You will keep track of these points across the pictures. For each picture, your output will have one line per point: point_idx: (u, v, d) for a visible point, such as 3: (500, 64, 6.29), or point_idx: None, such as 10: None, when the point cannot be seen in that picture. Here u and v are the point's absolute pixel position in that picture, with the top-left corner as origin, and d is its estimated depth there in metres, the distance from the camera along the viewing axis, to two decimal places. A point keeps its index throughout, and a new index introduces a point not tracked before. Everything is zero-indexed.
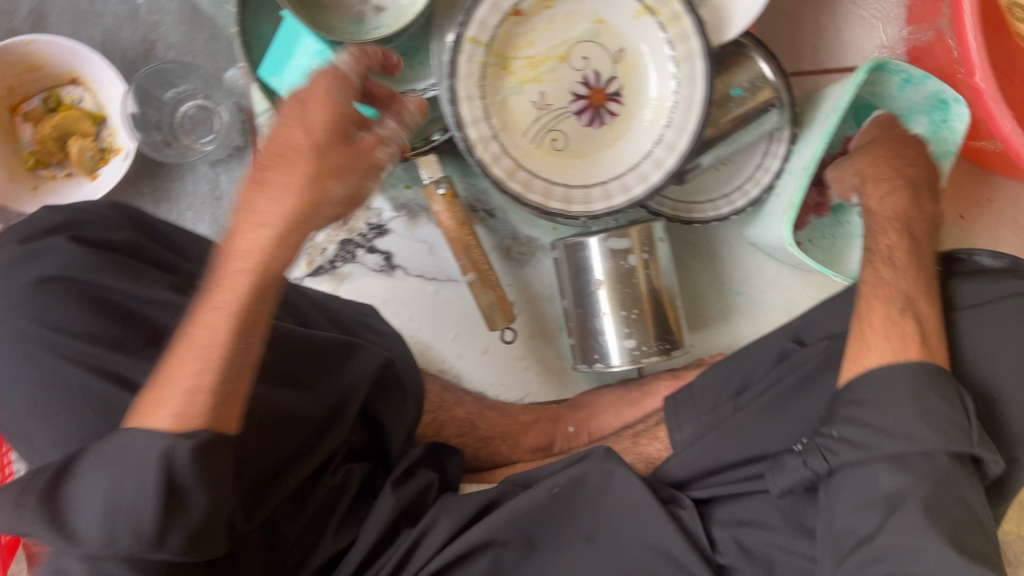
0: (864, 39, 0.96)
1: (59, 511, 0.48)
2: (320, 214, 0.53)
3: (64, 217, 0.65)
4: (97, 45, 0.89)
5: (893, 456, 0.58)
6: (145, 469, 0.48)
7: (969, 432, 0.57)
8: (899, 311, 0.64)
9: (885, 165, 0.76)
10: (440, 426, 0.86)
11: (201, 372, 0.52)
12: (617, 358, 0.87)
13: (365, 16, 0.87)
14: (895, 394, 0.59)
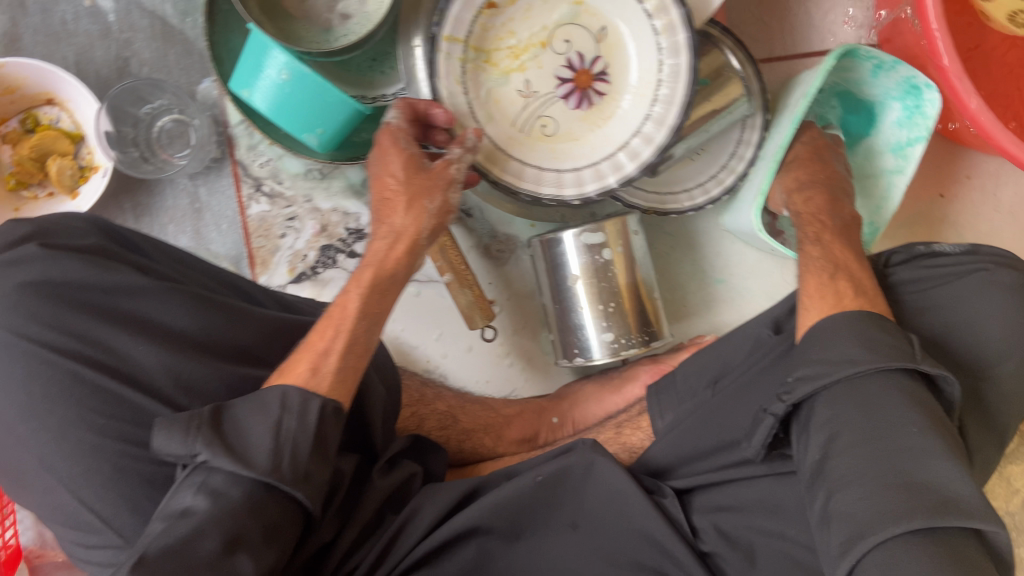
0: (833, 22, 0.96)
1: (224, 438, 0.51)
2: (424, 230, 0.66)
3: (31, 228, 0.61)
4: (71, 65, 0.91)
5: (847, 381, 0.57)
6: (304, 412, 0.54)
7: (910, 350, 0.58)
8: (831, 274, 0.69)
9: (816, 170, 0.84)
10: (421, 420, 0.85)
11: (329, 347, 0.60)
12: (597, 352, 0.87)
13: (332, 24, 0.88)
14: (836, 335, 0.60)
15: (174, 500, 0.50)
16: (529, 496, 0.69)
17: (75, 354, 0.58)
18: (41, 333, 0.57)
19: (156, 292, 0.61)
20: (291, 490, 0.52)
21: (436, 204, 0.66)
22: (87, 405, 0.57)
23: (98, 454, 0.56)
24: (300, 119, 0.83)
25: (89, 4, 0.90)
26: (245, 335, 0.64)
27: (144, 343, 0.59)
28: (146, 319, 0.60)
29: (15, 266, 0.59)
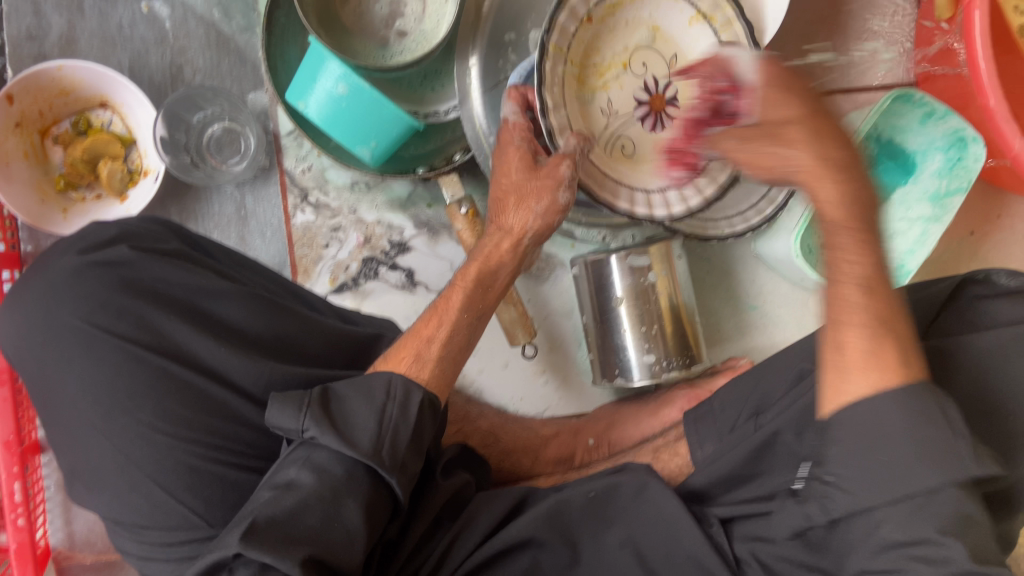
0: (874, 60, 0.98)
1: (332, 417, 0.53)
2: (530, 231, 0.68)
3: (115, 231, 0.64)
4: (125, 69, 0.92)
5: (892, 498, 0.47)
6: (407, 402, 0.56)
7: (964, 457, 0.47)
8: (871, 341, 0.51)
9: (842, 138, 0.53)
10: (466, 436, 0.87)
11: (434, 335, 0.63)
12: (637, 374, 0.88)
13: (388, 40, 0.90)
14: (881, 437, 0.48)
15: (283, 472, 0.52)
16: (580, 508, 0.70)
17: (155, 349, 0.59)
18: (124, 328, 0.59)
19: (233, 295, 0.63)
20: (388, 477, 0.52)
21: (533, 216, 0.67)
22: (165, 405, 0.58)
23: (180, 451, 0.57)
24: (355, 130, 0.83)
25: (146, 10, 0.91)
26: (311, 343, 0.65)
27: (221, 343, 0.60)
28: (222, 320, 0.62)
29: (107, 266, 0.61)
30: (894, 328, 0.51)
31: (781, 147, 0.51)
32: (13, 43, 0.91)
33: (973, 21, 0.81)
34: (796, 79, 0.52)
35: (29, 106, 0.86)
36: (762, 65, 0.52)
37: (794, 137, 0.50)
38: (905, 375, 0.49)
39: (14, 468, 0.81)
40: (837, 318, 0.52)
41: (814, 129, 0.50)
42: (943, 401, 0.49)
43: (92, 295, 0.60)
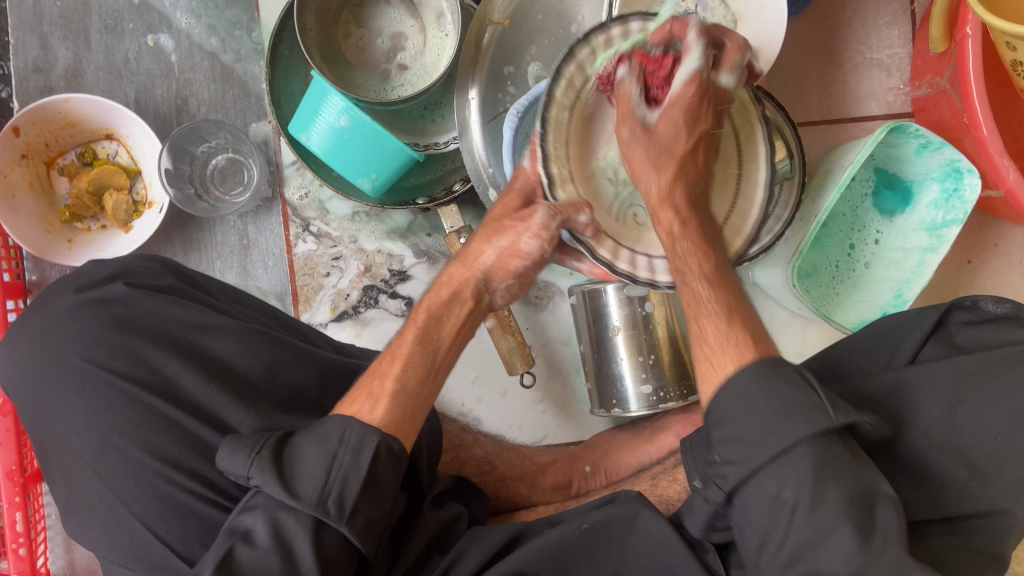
0: (871, 91, 0.99)
1: (280, 468, 0.56)
2: (481, 268, 0.67)
3: (113, 270, 0.70)
4: (131, 102, 0.93)
5: (770, 456, 0.50)
6: (359, 450, 0.56)
7: (822, 405, 0.51)
8: (727, 321, 0.57)
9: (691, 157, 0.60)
10: (462, 464, 0.87)
11: (389, 371, 0.64)
12: (635, 404, 0.89)
13: (390, 74, 0.91)
14: (752, 407, 0.52)
15: (243, 518, 0.56)
16: (576, 542, 0.70)
17: (146, 385, 0.63)
18: (119, 364, 0.64)
19: (224, 329, 0.66)
20: (338, 524, 0.54)
21: (490, 250, 0.67)
22: (152, 441, 0.62)
23: (167, 488, 0.61)
24: (355, 162, 0.85)
25: (151, 43, 0.93)
26: (304, 376, 0.67)
27: (209, 378, 0.64)
28: (214, 354, 0.66)
29: (102, 303, 0.67)
30: (755, 338, 0.57)
31: (659, 164, 0.59)
32: (20, 76, 0.92)
33: (967, 54, 0.81)
34: (716, 104, 0.59)
35: (35, 138, 0.88)
36: (688, 89, 0.57)
37: (670, 165, 0.59)
38: (760, 350, 0.55)
39: (15, 499, 0.81)
40: (694, 313, 0.59)
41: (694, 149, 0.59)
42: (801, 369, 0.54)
43: (89, 332, 0.66)
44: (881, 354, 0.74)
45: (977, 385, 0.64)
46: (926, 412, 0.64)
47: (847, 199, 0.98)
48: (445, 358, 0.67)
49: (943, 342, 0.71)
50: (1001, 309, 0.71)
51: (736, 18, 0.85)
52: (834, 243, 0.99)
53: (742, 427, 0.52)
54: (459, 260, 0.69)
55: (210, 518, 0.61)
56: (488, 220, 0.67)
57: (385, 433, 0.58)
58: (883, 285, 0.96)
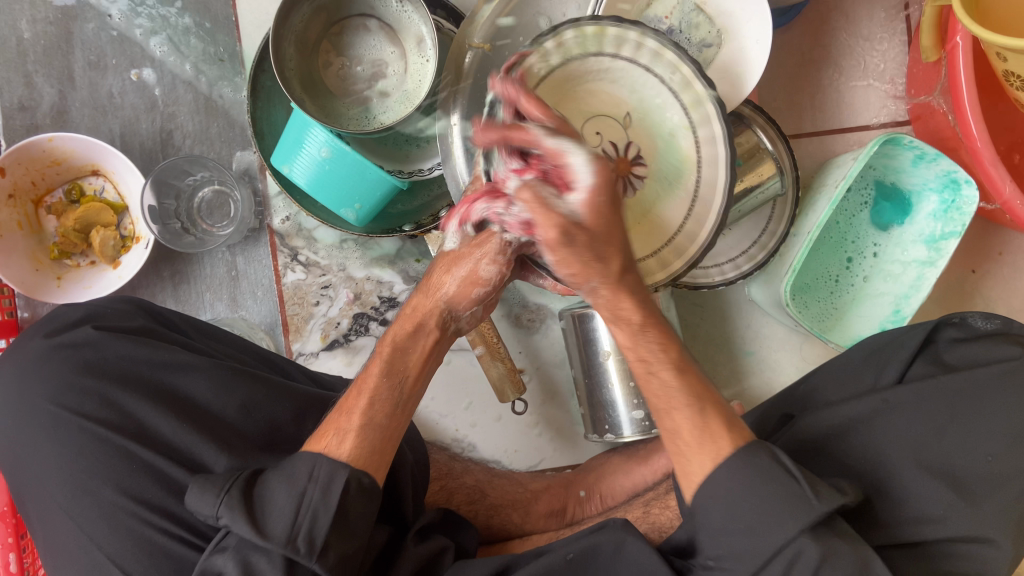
0: (866, 99, 0.97)
1: (249, 505, 0.55)
2: (446, 299, 0.66)
3: (82, 313, 0.72)
4: (116, 137, 0.93)
5: (766, 560, 0.51)
6: (329, 486, 0.56)
7: (804, 495, 0.51)
8: (688, 406, 0.56)
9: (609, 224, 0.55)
10: (450, 493, 0.87)
11: (354, 404, 0.63)
12: (628, 429, 0.87)
13: (371, 101, 0.90)
14: (739, 506, 0.52)
15: (215, 561, 0.55)
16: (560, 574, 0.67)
17: (117, 427, 0.64)
18: (91, 408, 0.65)
19: (196, 368, 0.68)
20: (308, 563, 0.53)
21: (452, 279, 0.64)
22: (125, 482, 0.63)
23: (144, 530, 0.62)
24: (338, 193, 0.84)
25: (135, 78, 0.93)
26: (280, 411, 0.68)
27: (181, 418, 0.65)
28: (185, 393, 0.67)
29: (72, 347, 0.68)
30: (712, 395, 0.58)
31: (598, 266, 0.55)
32: (6, 115, 0.93)
33: (958, 64, 0.79)
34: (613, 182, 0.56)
35: (21, 177, 0.88)
36: (597, 174, 0.53)
37: (614, 264, 0.56)
38: (734, 435, 0.55)
39: (8, 539, 0.82)
40: (665, 406, 0.58)
41: (614, 240, 0.55)
42: (776, 448, 0.55)
43: (60, 377, 0.67)
44: (869, 375, 0.72)
45: (967, 403, 0.62)
46: (916, 437, 0.62)
47: (845, 213, 0.96)
48: (414, 388, 0.66)
49: (932, 361, 0.68)
50: (990, 324, 0.69)
51: (722, 32, 0.82)
52: (831, 255, 0.96)
53: (732, 520, 0.52)
54: (421, 290, 0.67)
55: (187, 559, 0.61)
56: (447, 250, 0.65)
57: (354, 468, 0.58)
58: (881, 300, 0.94)
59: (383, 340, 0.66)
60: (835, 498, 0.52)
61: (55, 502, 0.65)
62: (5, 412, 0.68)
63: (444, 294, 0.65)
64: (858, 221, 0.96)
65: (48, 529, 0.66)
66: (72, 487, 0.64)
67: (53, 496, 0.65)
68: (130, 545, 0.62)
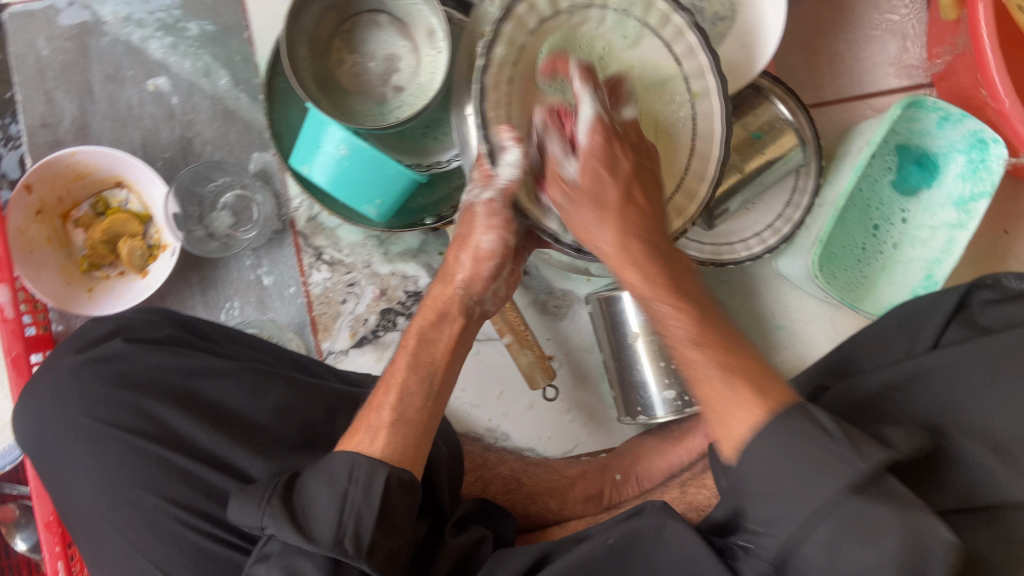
0: (886, 64, 0.95)
1: (292, 511, 0.55)
2: (458, 286, 0.69)
3: (111, 327, 0.73)
4: (137, 148, 0.94)
5: (803, 525, 0.47)
6: (372, 486, 0.55)
7: (842, 446, 0.47)
8: (724, 378, 0.52)
9: (598, 179, 0.60)
10: (486, 483, 0.88)
11: (385, 400, 0.64)
12: (661, 410, 0.87)
13: (386, 96, 0.90)
14: (777, 470, 0.47)
15: (258, 568, 0.55)
16: (600, 560, 0.66)
17: (153, 437, 0.65)
18: (125, 419, 0.66)
19: (227, 375, 0.69)
20: (357, 562, 0.53)
21: (460, 264, 0.69)
22: (163, 491, 0.64)
23: (189, 535, 0.62)
24: (357, 188, 0.84)
25: (152, 88, 0.94)
26: (311, 411, 0.69)
27: (214, 426, 0.65)
28: (215, 397, 0.68)
29: (102, 361, 0.69)
30: (734, 347, 0.53)
31: (599, 218, 0.60)
32: (29, 133, 0.93)
33: (979, 22, 0.78)
34: (636, 134, 0.62)
35: (48, 193, 0.89)
36: (630, 125, 0.62)
37: (612, 218, 0.59)
38: (773, 399, 0.50)
39: (56, 549, 0.83)
40: (694, 380, 0.54)
41: (653, 184, 0.61)
42: (813, 408, 0.50)
43: (92, 392, 0.68)
44: (903, 341, 0.71)
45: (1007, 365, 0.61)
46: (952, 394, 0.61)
47: (868, 179, 0.94)
48: (443, 380, 0.67)
49: (966, 324, 0.67)
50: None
51: (736, 4, 0.81)
52: (859, 224, 0.94)
53: (769, 483, 0.48)
54: (441, 279, 0.71)
55: (230, 560, 0.62)
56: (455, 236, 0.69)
57: (395, 467, 0.58)
58: (912, 266, 0.92)
59: (407, 334, 0.69)
60: (879, 454, 0.47)
61: (99, 512, 0.66)
62: (45, 425, 0.70)
63: (460, 282, 0.69)
64: (881, 186, 0.94)
65: (93, 539, 0.67)
66: (113, 499, 0.65)
67: (96, 507, 0.66)
68: (176, 546, 0.63)
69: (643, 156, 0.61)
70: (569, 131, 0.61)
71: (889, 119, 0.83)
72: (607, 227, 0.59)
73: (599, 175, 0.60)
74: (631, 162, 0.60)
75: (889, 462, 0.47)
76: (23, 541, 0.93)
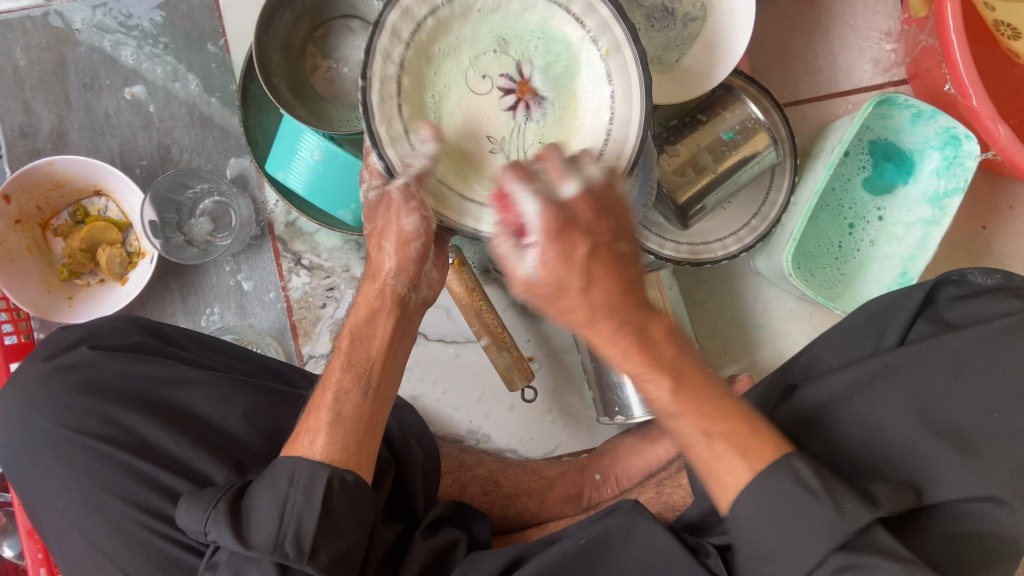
0: (862, 60, 0.95)
1: (236, 519, 0.56)
2: (390, 273, 0.64)
3: (80, 334, 0.74)
4: (116, 156, 0.95)
5: (807, 575, 0.52)
6: (313, 495, 0.56)
7: (835, 514, 0.51)
8: (707, 438, 0.52)
9: (568, 281, 0.48)
10: (463, 485, 0.87)
11: (321, 402, 0.62)
12: (637, 410, 0.86)
13: (360, 101, 0.90)
14: (769, 524, 0.52)
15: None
16: (574, 559, 0.66)
17: (120, 444, 0.66)
18: (92, 426, 0.67)
19: (194, 382, 0.69)
20: (299, 566, 0.54)
21: (388, 257, 0.64)
22: (130, 498, 0.64)
23: (155, 542, 0.63)
24: (333, 196, 0.84)
25: (129, 96, 0.94)
26: (280, 419, 0.70)
27: (182, 433, 0.66)
28: (183, 405, 0.68)
29: (71, 367, 0.70)
30: (706, 400, 0.52)
31: (570, 315, 0.49)
32: (9, 143, 0.95)
33: (946, 18, 0.78)
34: (569, 216, 0.49)
35: (27, 203, 0.90)
36: (580, 203, 0.50)
37: (596, 317, 0.49)
38: (773, 450, 0.53)
39: (38, 555, 0.84)
40: (684, 444, 0.54)
41: (621, 256, 0.50)
42: (796, 455, 0.53)
43: (62, 398, 0.69)
44: (874, 338, 0.71)
45: (971, 361, 0.61)
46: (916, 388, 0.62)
47: (841, 178, 0.95)
48: (381, 377, 0.65)
49: (934, 321, 0.67)
50: (991, 279, 0.68)
51: (706, 4, 0.82)
52: (832, 223, 0.95)
53: (764, 538, 0.53)
54: (368, 277, 0.66)
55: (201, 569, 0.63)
56: (370, 231, 0.65)
57: (337, 468, 0.58)
58: (888, 263, 0.92)
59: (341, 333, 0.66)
60: (864, 513, 0.51)
61: (68, 518, 0.66)
62: (17, 431, 0.70)
63: (391, 274, 0.64)
64: (854, 186, 0.95)
65: (64, 545, 0.67)
66: (81, 505, 0.66)
67: (65, 513, 0.66)
68: (144, 554, 0.63)
69: (613, 218, 0.51)
70: (517, 212, 0.50)
71: (863, 108, 0.83)
72: (591, 328, 0.49)
73: (563, 270, 0.48)
74: (599, 235, 0.49)
75: (874, 518, 0.52)
76: (9, 548, 0.93)
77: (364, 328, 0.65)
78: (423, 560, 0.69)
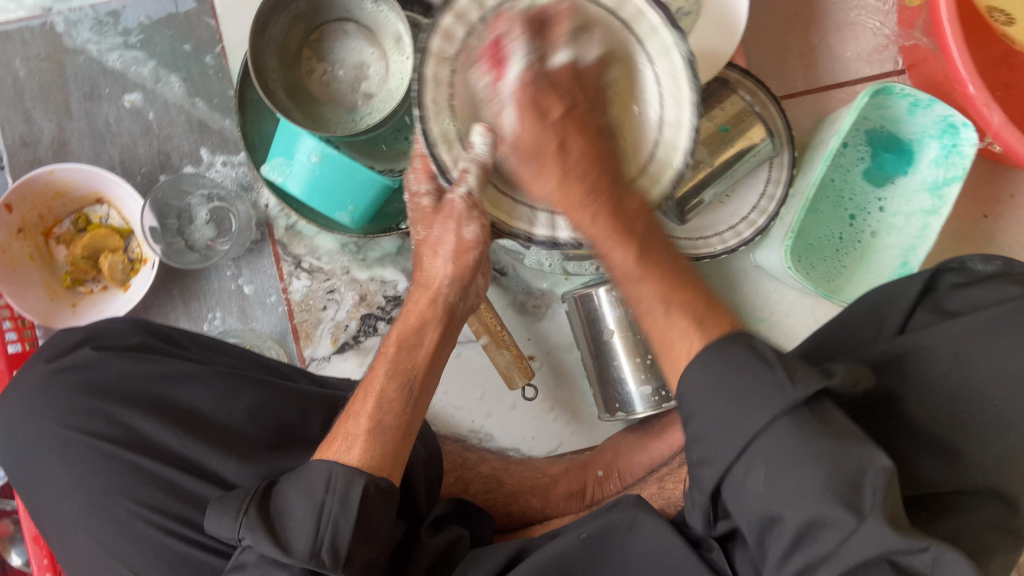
0: (857, 52, 0.95)
1: (270, 523, 0.55)
2: (444, 281, 0.69)
3: (82, 335, 0.74)
4: (116, 164, 0.96)
5: (738, 451, 0.47)
6: (350, 499, 0.56)
7: (780, 384, 0.47)
8: (679, 323, 0.53)
9: (542, 142, 0.59)
10: (466, 484, 0.88)
11: (363, 408, 0.64)
12: (639, 405, 0.87)
13: (357, 104, 0.91)
14: (724, 417, 0.48)
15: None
16: (574, 553, 0.66)
17: (125, 444, 0.66)
18: (96, 426, 0.68)
19: (196, 379, 0.69)
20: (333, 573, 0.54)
21: (442, 261, 0.69)
22: (134, 497, 0.65)
23: (161, 539, 0.64)
24: (331, 199, 0.85)
25: (128, 104, 0.95)
26: (285, 413, 0.70)
27: (186, 431, 0.66)
28: (186, 402, 0.69)
29: (72, 369, 0.71)
30: (668, 271, 0.56)
31: (547, 159, 0.59)
32: (10, 153, 0.96)
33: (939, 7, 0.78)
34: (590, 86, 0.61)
35: (29, 212, 0.91)
36: (562, 72, 0.59)
37: (551, 163, 0.59)
38: (717, 327, 0.53)
39: (43, 561, 0.84)
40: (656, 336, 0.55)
41: (591, 124, 0.60)
42: (752, 336, 0.51)
43: (64, 401, 0.69)
44: (873, 325, 0.71)
45: (973, 345, 0.60)
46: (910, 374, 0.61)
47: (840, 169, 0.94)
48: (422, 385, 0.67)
49: (933, 308, 0.67)
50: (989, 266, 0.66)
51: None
52: (833, 214, 0.94)
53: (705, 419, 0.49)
54: (417, 285, 0.71)
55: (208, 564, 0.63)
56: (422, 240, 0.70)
57: (373, 475, 0.59)
58: (887, 254, 0.92)
59: (389, 339, 0.69)
60: (813, 379, 0.47)
61: (72, 520, 0.67)
62: (20, 435, 0.71)
63: (444, 276, 0.69)
64: (853, 176, 0.94)
65: (69, 546, 0.68)
66: (85, 506, 0.66)
67: (70, 514, 0.67)
68: (152, 551, 0.64)
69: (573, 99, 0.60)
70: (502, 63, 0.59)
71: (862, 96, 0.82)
72: (547, 176, 0.59)
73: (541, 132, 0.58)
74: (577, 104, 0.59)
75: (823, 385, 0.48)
76: (17, 556, 0.94)
77: (413, 336, 0.69)
78: (429, 559, 0.69)
